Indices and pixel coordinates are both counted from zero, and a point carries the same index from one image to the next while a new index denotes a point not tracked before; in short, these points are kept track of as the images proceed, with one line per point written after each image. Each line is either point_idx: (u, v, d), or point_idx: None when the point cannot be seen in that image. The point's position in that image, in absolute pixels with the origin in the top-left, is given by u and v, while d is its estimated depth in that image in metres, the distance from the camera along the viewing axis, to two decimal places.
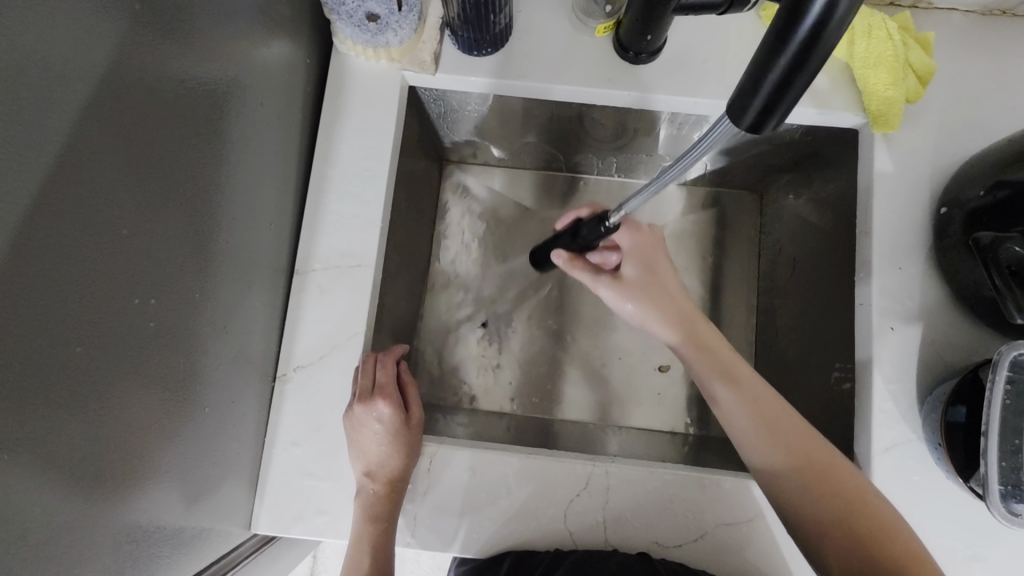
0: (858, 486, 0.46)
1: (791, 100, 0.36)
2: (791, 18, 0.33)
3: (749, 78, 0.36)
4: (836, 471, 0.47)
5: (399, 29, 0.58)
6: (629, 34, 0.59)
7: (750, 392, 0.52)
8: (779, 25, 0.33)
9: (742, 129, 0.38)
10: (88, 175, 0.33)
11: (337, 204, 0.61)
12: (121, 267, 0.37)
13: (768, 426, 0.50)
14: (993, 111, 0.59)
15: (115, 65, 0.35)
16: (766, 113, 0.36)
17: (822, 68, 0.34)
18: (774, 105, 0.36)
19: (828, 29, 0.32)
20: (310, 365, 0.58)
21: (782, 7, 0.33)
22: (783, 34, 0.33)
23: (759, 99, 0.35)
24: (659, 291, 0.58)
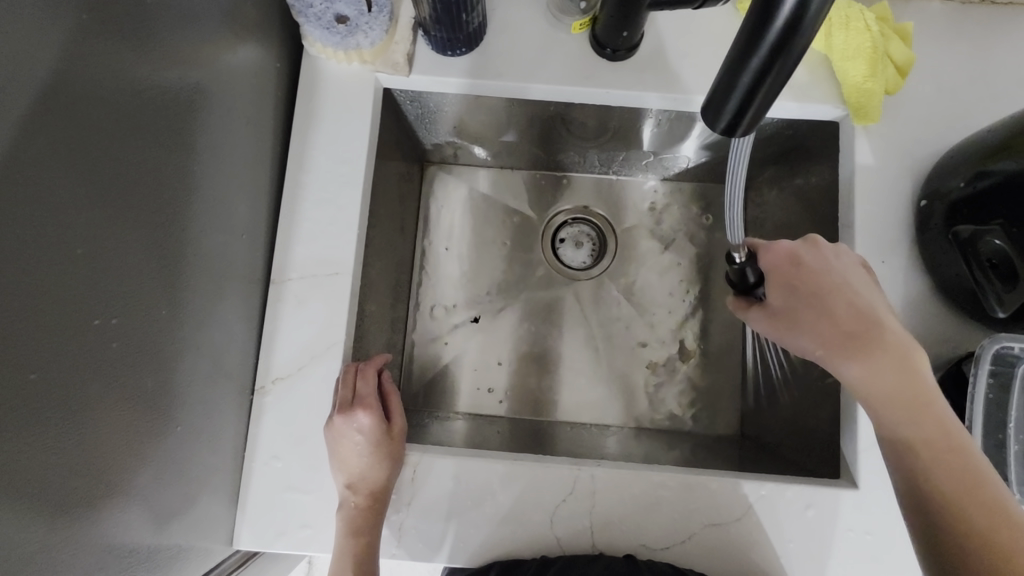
0: (971, 474, 0.39)
1: (765, 101, 0.36)
2: (762, 20, 0.33)
3: (724, 79, 0.36)
4: (947, 456, 0.40)
5: (370, 31, 0.57)
6: (606, 31, 0.58)
7: (864, 368, 0.45)
8: (751, 27, 0.33)
9: (718, 128, 0.39)
10: (33, 192, 0.32)
11: (312, 211, 0.60)
12: (76, 288, 0.36)
13: (884, 400, 0.43)
14: (974, 100, 0.58)
15: (60, 78, 0.34)
16: (740, 115, 0.37)
17: (795, 67, 0.35)
18: (747, 107, 0.37)
19: (801, 30, 0.32)
20: (288, 377, 0.57)
21: (754, 7, 0.33)
22: (755, 36, 0.33)
23: (734, 100, 0.36)
24: (815, 316, 0.49)
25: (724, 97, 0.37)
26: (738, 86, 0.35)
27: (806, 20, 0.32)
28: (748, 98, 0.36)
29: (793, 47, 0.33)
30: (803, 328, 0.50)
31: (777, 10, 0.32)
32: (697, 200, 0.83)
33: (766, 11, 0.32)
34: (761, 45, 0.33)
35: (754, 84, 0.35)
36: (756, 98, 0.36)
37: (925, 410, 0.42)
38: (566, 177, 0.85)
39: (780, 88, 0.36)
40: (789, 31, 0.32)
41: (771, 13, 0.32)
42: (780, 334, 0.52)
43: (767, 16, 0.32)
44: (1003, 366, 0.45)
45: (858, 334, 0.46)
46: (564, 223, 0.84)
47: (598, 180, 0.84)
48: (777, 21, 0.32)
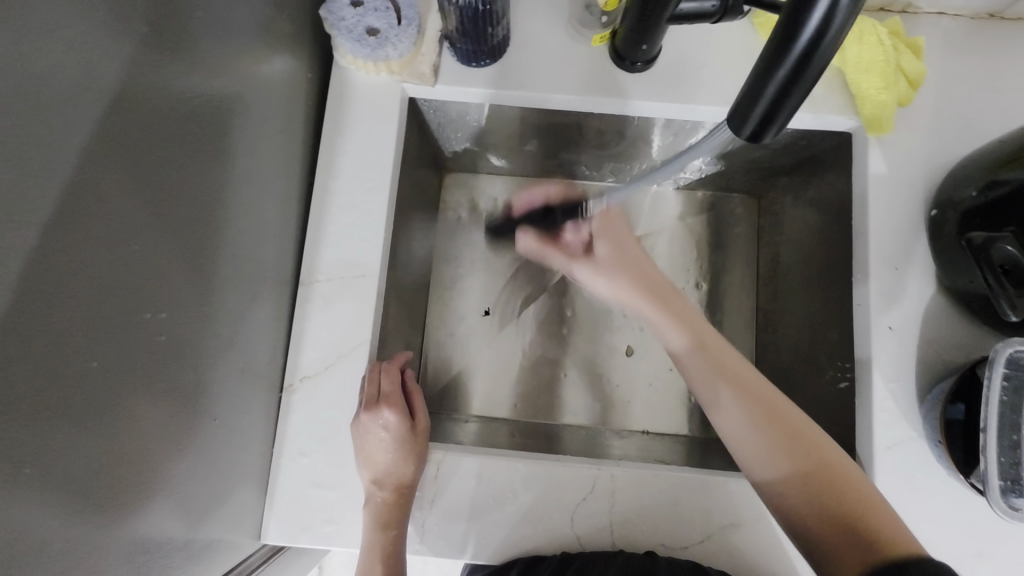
0: (821, 457, 0.46)
1: (788, 112, 0.38)
2: (789, 35, 0.34)
3: (749, 89, 0.38)
4: (804, 436, 0.47)
5: (398, 43, 0.59)
6: (625, 44, 0.60)
7: (732, 402, 0.50)
8: (777, 42, 0.35)
9: (742, 136, 0.41)
10: (99, 195, 0.34)
11: (340, 215, 0.62)
12: (131, 284, 0.38)
13: (743, 397, 0.50)
14: (986, 112, 0.60)
15: (126, 87, 0.36)
16: (765, 123, 0.39)
17: (819, 78, 0.36)
18: (773, 114, 0.38)
19: (827, 42, 0.34)
20: (316, 375, 0.59)
21: (781, 21, 0.35)
22: (781, 51, 0.35)
23: (758, 110, 0.38)
24: (628, 266, 0.62)
25: (749, 106, 0.38)
26: (764, 95, 0.37)
27: (833, 30, 0.33)
28: (774, 108, 0.37)
29: (820, 58, 0.34)
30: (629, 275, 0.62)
31: (801, 27, 0.34)
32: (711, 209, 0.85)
33: (791, 26, 0.34)
34: (789, 55, 0.35)
35: (781, 93, 0.36)
36: (781, 109, 0.37)
37: (771, 401, 0.49)
38: (581, 185, 0.87)
39: (803, 100, 0.37)
40: (817, 42, 0.34)
41: (796, 30, 0.34)
42: (603, 279, 0.64)
43: (793, 31, 0.34)
44: (1016, 369, 0.46)
45: (716, 367, 0.52)
46: None
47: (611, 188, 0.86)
48: (805, 33, 0.34)
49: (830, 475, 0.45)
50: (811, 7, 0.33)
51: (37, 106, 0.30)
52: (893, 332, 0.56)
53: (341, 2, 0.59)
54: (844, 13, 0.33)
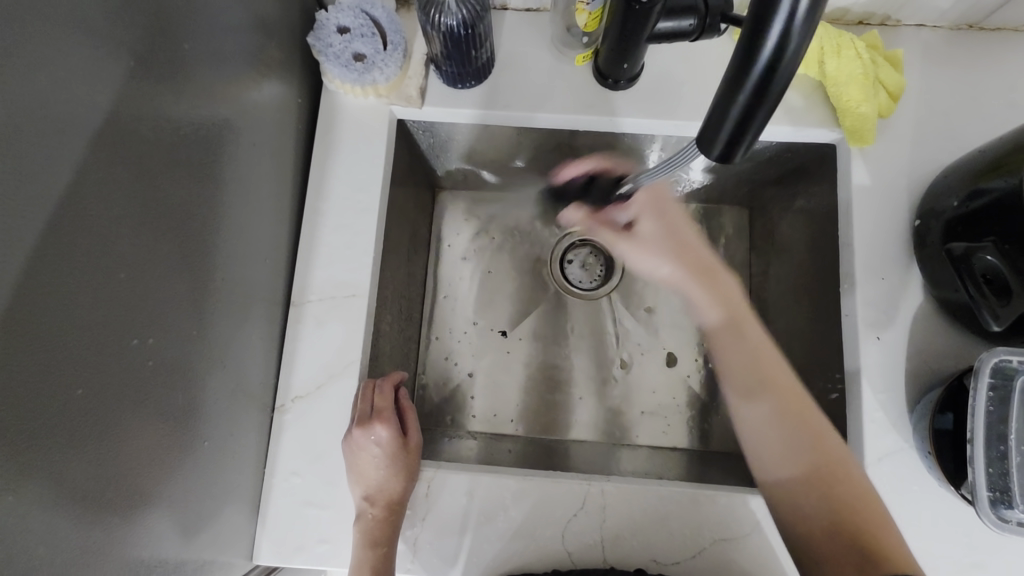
0: (848, 504, 0.47)
1: (757, 128, 0.36)
2: (750, 46, 0.32)
3: (716, 106, 0.36)
4: (836, 485, 0.48)
5: (385, 67, 0.61)
6: (607, 63, 0.61)
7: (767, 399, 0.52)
8: (739, 55, 0.33)
9: (712, 156, 0.38)
10: (85, 226, 0.35)
11: (331, 236, 0.63)
12: (119, 312, 0.39)
13: (781, 436, 0.51)
14: (967, 122, 0.60)
15: (111, 119, 0.37)
16: (734, 142, 0.37)
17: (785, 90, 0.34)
18: (739, 135, 0.36)
19: (784, 64, 0.32)
20: (307, 395, 0.60)
21: (742, 34, 0.33)
22: (743, 63, 0.33)
23: (726, 126, 0.36)
24: (676, 248, 0.61)
25: (718, 123, 0.36)
26: (727, 117, 0.35)
27: (787, 54, 0.32)
28: (742, 124, 0.35)
29: (777, 82, 0.33)
30: (670, 258, 0.61)
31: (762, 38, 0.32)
32: None
33: (752, 38, 0.32)
34: (746, 78, 0.33)
35: (743, 115, 0.35)
36: (750, 123, 0.35)
37: (809, 440, 0.50)
38: None
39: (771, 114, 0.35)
40: (774, 60, 0.32)
41: (756, 41, 0.32)
42: (644, 257, 0.63)
43: (754, 43, 0.32)
44: (1002, 379, 0.46)
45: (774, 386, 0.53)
46: (571, 245, 0.86)
47: None
48: (760, 57, 0.32)
49: (860, 521, 0.46)
50: (765, 30, 0.32)
51: (21, 141, 0.31)
52: (881, 342, 0.56)
53: (328, 29, 0.61)
54: (797, 37, 0.31)
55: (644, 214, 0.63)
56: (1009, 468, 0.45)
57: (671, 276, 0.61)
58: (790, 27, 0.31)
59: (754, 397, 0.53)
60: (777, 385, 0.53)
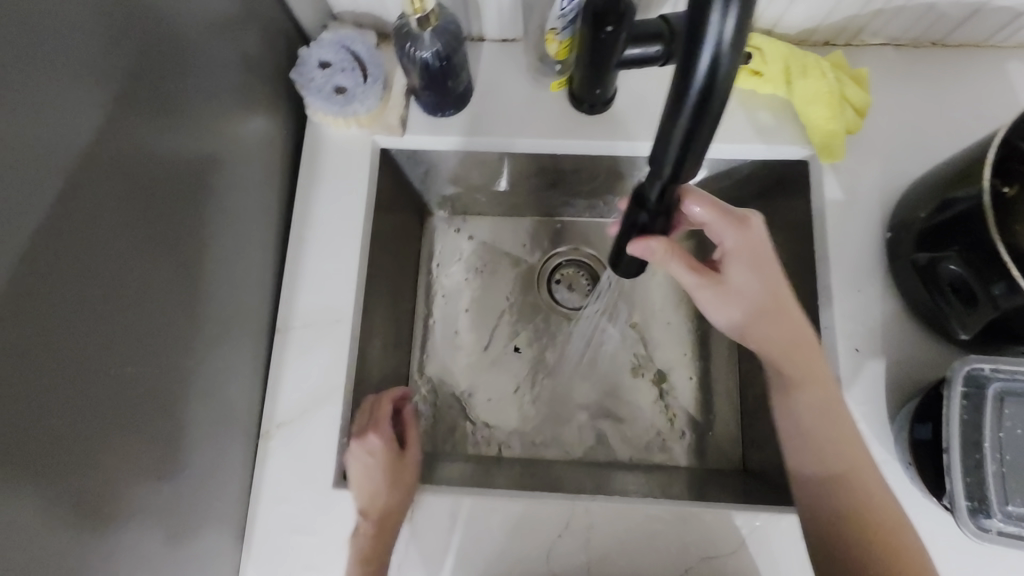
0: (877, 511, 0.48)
1: (703, 145, 0.34)
2: (684, 67, 0.31)
3: (662, 126, 0.34)
4: (868, 490, 0.48)
5: (365, 99, 0.63)
6: (581, 88, 0.63)
7: (811, 390, 0.51)
8: (676, 77, 0.31)
9: (664, 175, 0.37)
10: (65, 260, 0.37)
11: (316, 263, 0.64)
12: (101, 343, 0.40)
13: (820, 443, 0.50)
14: (933, 135, 0.62)
15: (91, 158, 0.39)
16: (682, 162, 0.35)
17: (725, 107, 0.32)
18: (685, 160, 0.35)
19: (719, 84, 0.30)
20: (292, 421, 0.60)
21: (678, 51, 0.31)
22: (681, 87, 0.31)
23: (674, 148, 0.34)
24: (769, 289, 0.53)
25: (664, 144, 0.34)
26: (672, 144, 0.34)
27: (722, 77, 0.30)
28: (687, 144, 0.33)
29: (715, 106, 0.31)
30: (752, 301, 0.53)
31: (694, 61, 0.30)
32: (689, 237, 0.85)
33: (686, 59, 0.30)
34: (684, 105, 0.31)
35: (687, 141, 0.33)
36: (696, 144, 0.33)
37: (848, 446, 0.50)
38: (559, 222, 0.88)
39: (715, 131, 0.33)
40: (709, 83, 0.30)
41: (689, 62, 0.30)
42: (717, 296, 0.54)
43: (687, 65, 0.30)
44: (974, 386, 0.46)
45: (822, 396, 0.51)
46: (559, 265, 0.87)
47: (589, 223, 0.88)
48: (694, 84, 0.30)
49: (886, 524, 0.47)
50: (695, 57, 0.30)
51: (5, 175, 0.33)
52: (859, 354, 0.57)
53: (310, 64, 0.63)
54: (730, 58, 0.30)
55: (737, 253, 0.54)
56: (985, 476, 0.45)
57: (740, 312, 0.54)
58: (720, 48, 0.29)
59: (792, 404, 0.52)
60: (820, 394, 0.51)
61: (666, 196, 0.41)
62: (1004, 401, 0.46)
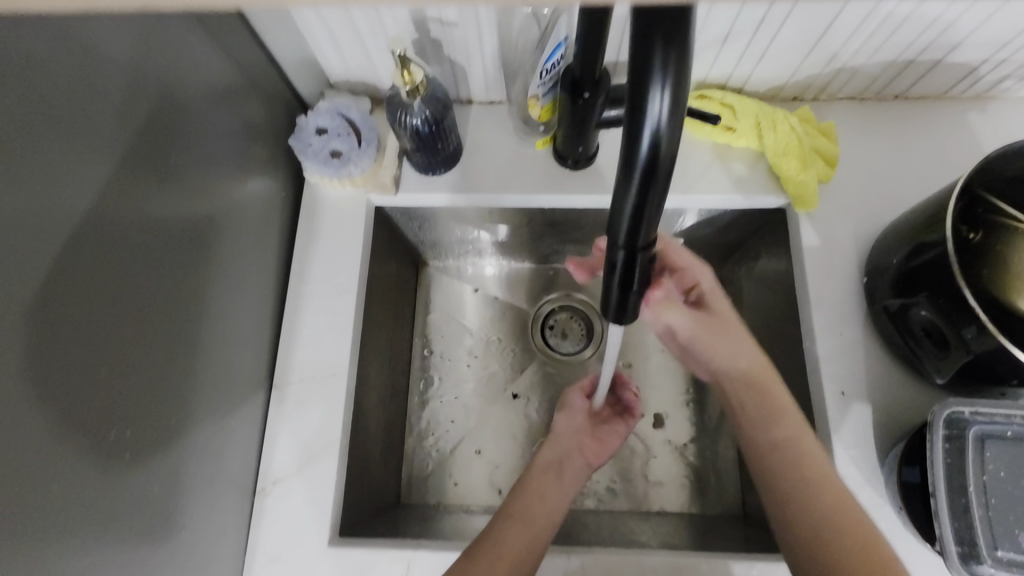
0: (810, 473, 0.50)
1: (655, 213, 0.34)
2: (630, 140, 0.31)
3: (615, 195, 0.34)
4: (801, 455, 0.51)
5: (359, 161, 0.66)
6: (564, 145, 0.67)
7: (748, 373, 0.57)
8: (622, 150, 0.32)
9: (620, 244, 0.36)
10: (67, 331, 0.38)
11: (312, 318, 0.66)
12: (99, 409, 0.41)
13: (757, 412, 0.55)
14: (903, 183, 0.65)
15: (93, 234, 0.41)
16: (636, 232, 0.35)
17: (673, 176, 0.33)
18: (641, 227, 0.35)
19: (664, 155, 0.31)
20: (287, 478, 0.61)
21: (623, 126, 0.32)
22: (628, 159, 0.32)
23: (627, 217, 0.34)
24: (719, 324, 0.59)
25: (619, 212, 0.35)
26: (624, 212, 0.34)
27: (664, 148, 0.31)
28: (639, 214, 0.34)
29: (661, 176, 0.32)
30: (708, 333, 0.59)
31: (639, 135, 0.31)
32: None
33: (630, 134, 0.31)
34: (632, 175, 0.32)
35: (638, 210, 0.33)
36: (648, 213, 0.34)
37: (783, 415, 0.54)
38: (552, 268, 0.90)
39: (665, 199, 0.33)
40: (654, 156, 0.31)
41: (634, 136, 0.31)
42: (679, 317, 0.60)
43: (632, 139, 0.31)
44: (957, 429, 0.47)
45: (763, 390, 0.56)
46: (552, 312, 0.89)
47: None
48: (640, 154, 0.31)
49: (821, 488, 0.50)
50: (639, 129, 0.30)
51: (14, 250, 0.35)
52: (845, 397, 0.58)
53: (307, 130, 0.67)
54: (669, 132, 0.30)
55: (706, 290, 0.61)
56: (973, 520, 0.45)
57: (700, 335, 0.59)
58: (660, 123, 0.30)
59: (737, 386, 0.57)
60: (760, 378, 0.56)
61: (640, 236, 0.35)
62: (985, 443, 0.47)
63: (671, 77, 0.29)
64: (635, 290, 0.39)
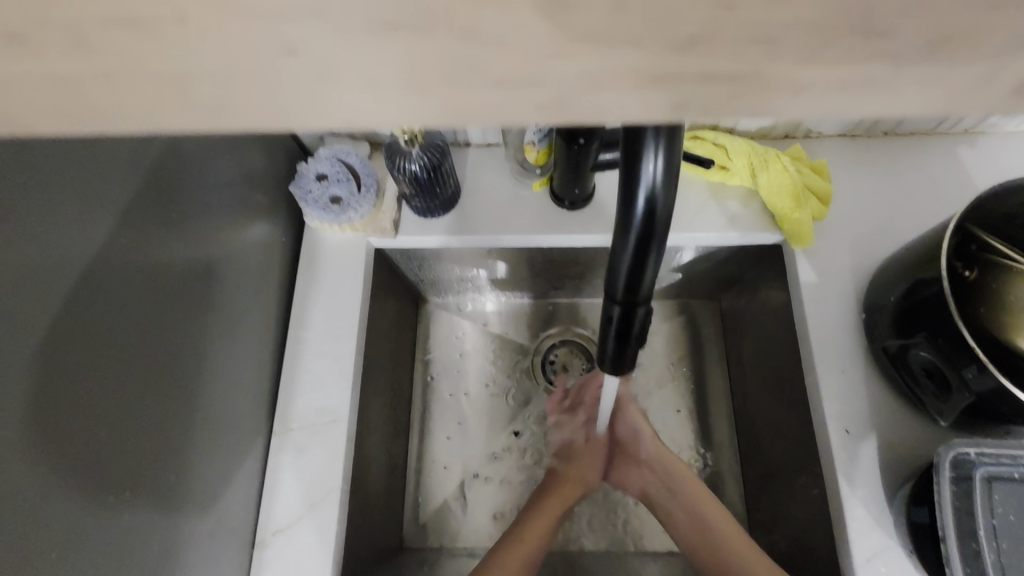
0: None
1: (652, 268, 0.35)
2: (625, 200, 0.32)
3: (612, 251, 0.35)
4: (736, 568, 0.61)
5: (359, 207, 0.67)
6: (561, 187, 0.68)
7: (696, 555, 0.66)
8: (619, 209, 0.32)
9: (616, 298, 0.37)
10: (70, 395, 0.38)
11: (313, 363, 0.66)
12: (100, 472, 0.41)
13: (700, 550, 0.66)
14: (897, 219, 0.65)
15: (97, 294, 0.41)
16: (632, 286, 0.35)
17: (669, 232, 0.33)
18: (637, 282, 0.35)
19: (659, 214, 0.32)
20: (287, 528, 0.60)
21: (619, 186, 0.33)
22: (624, 218, 0.32)
23: (624, 271, 0.34)
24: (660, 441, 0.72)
25: (616, 265, 0.35)
26: (621, 267, 0.35)
27: (660, 208, 0.31)
28: (636, 269, 0.34)
29: (658, 233, 0.32)
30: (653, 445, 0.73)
31: (635, 196, 0.31)
32: (683, 312, 0.84)
33: (626, 194, 0.32)
34: (630, 232, 0.32)
35: (635, 266, 0.34)
36: (645, 268, 0.34)
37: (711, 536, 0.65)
38: (551, 303, 0.89)
39: (662, 254, 0.34)
40: (649, 215, 0.32)
41: (630, 196, 0.31)
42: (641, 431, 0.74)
43: (628, 198, 0.32)
44: (963, 472, 0.46)
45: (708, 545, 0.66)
46: (552, 346, 0.88)
47: (583, 304, 0.89)
48: (636, 213, 0.32)
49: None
50: (633, 190, 0.31)
51: (18, 318, 0.35)
52: (850, 436, 0.57)
53: (308, 177, 0.68)
54: (664, 192, 0.31)
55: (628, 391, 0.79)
56: (985, 567, 0.44)
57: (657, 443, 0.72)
58: (654, 183, 0.31)
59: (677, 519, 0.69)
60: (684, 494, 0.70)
61: (638, 289, 0.36)
62: (993, 485, 0.46)
63: (665, 143, 0.30)
64: (632, 343, 0.39)
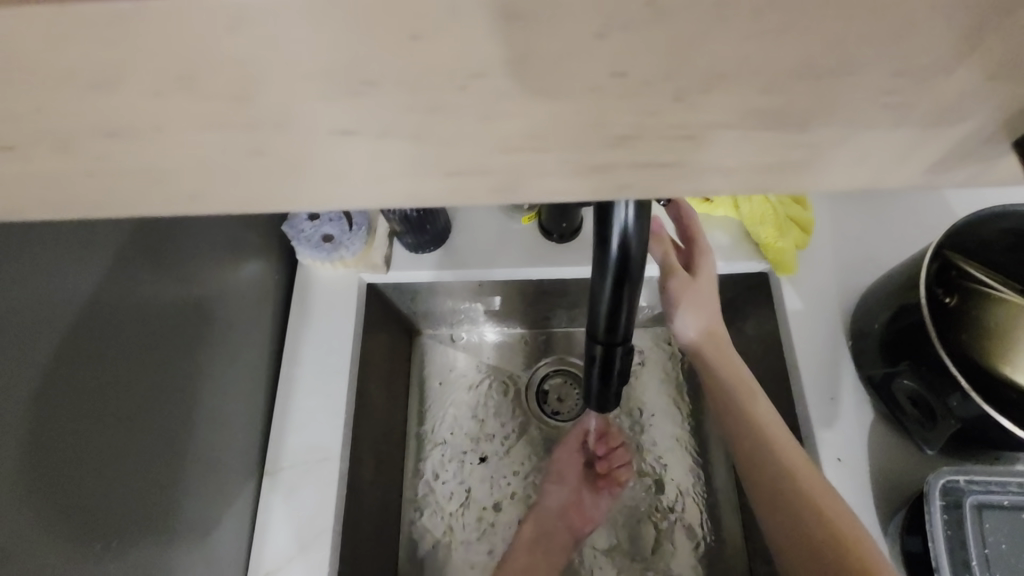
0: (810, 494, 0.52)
1: (630, 304, 0.36)
2: (602, 243, 0.33)
3: (592, 288, 0.36)
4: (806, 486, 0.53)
5: (351, 244, 0.68)
6: (549, 220, 0.69)
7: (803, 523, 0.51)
8: (595, 251, 0.33)
9: (598, 333, 0.38)
10: (60, 445, 0.38)
11: (305, 399, 0.66)
12: (87, 522, 0.40)
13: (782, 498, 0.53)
14: (879, 246, 0.67)
15: (92, 342, 0.42)
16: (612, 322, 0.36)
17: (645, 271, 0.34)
18: (617, 318, 0.36)
19: (634, 255, 0.33)
20: (278, 570, 0.59)
21: (594, 228, 0.34)
22: (601, 259, 0.33)
23: (604, 309, 0.35)
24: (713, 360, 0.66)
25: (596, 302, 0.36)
26: (602, 303, 0.36)
27: (635, 249, 0.32)
28: (615, 306, 0.35)
29: (635, 272, 0.33)
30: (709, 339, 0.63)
31: (609, 238, 0.32)
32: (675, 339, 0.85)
33: (601, 237, 0.33)
34: (607, 271, 0.33)
35: (614, 304, 0.35)
36: (622, 305, 0.35)
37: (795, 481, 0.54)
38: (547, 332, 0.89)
39: (640, 291, 0.35)
40: (625, 257, 0.33)
41: (605, 239, 0.32)
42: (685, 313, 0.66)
43: (603, 241, 0.33)
44: (953, 499, 0.47)
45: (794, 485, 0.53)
46: (546, 376, 0.87)
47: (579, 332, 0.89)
48: (611, 254, 0.33)
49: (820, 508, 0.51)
50: (607, 234, 0.32)
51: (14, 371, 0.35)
52: (842, 464, 0.57)
53: (300, 216, 0.69)
54: (638, 235, 0.32)
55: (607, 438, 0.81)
56: None
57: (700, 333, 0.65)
58: (627, 227, 0.31)
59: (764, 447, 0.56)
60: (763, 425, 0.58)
61: (618, 324, 0.37)
62: (983, 512, 0.47)
63: None
64: (616, 378, 0.40)
